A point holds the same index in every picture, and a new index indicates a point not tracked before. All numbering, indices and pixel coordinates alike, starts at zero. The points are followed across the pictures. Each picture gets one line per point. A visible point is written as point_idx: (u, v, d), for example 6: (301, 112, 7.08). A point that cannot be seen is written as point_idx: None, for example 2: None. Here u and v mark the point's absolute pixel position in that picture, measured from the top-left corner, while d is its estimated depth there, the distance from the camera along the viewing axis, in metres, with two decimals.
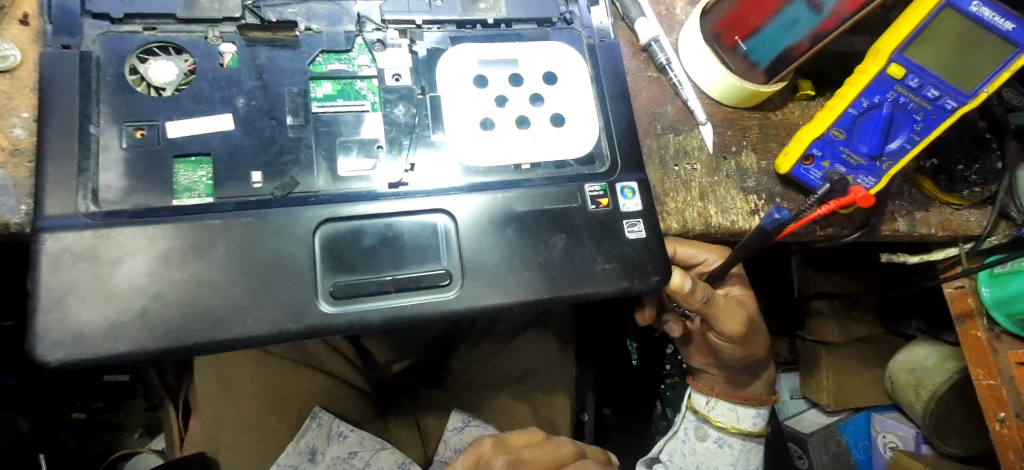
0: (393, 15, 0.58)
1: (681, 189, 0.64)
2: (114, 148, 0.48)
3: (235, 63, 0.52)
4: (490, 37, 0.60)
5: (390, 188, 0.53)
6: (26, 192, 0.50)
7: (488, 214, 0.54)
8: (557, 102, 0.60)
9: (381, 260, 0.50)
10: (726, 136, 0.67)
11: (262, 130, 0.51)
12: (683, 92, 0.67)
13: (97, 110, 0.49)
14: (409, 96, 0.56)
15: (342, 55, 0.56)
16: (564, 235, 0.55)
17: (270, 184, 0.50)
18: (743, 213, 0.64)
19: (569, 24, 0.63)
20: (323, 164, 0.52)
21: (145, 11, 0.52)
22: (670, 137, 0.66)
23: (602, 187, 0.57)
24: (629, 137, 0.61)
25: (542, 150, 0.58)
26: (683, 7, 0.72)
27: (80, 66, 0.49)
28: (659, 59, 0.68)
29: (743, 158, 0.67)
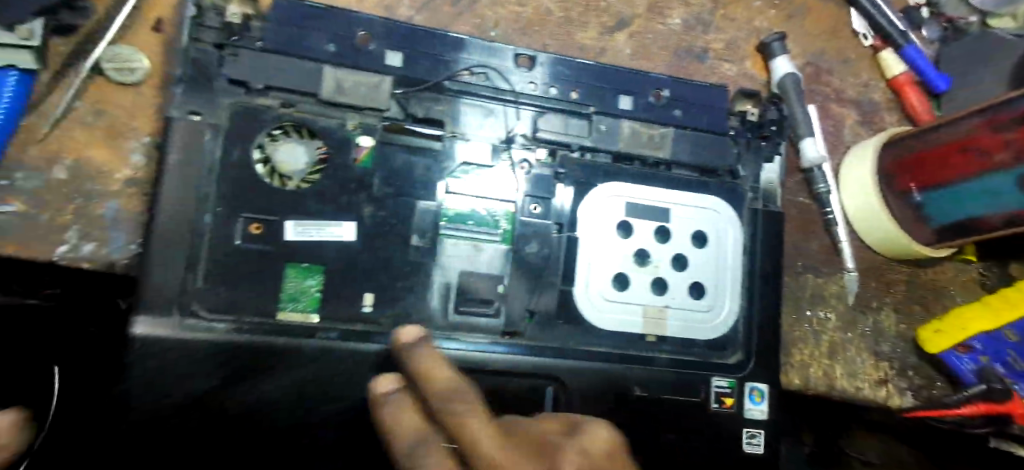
0: (547, 133, 0.50)
1: (811, 341, 0.57)
2: (229, 241, 0.42)
3: (369, 161, 0.46)
4: (646, 178, 0.51)
5: (503, 336, 0.47)
6: (138, 230, 0.44)
7: (603, 394, 0.47)
8: (700, 269, 0.51)
9: None
10: (869, 289, 0.61)
11: (386, 244, 0.46)
12: (837, 232, 0.60)
13: (214, 191, 0.42)
14: (544, 234, 0.49)
15: (483, 169, 0.49)
16: (673, 434, 0.47)
17: (381, 310, 0.45)
18: (869, 382, 0.58)
19: (735, 178, 0.53)
20: (441, 298, 0.46)
21: (286, 84, 0.44)
22: (810, 278, 0.59)
23: (729, 383, 0.50)
24: (771, 283, 0.53)
25: (675, 324, 0.50)
26: (853, 126, 0.64)
27: (207, 142, 0.42)
28: (818, 187, 0.59)
29: (882, 317, 0.60)
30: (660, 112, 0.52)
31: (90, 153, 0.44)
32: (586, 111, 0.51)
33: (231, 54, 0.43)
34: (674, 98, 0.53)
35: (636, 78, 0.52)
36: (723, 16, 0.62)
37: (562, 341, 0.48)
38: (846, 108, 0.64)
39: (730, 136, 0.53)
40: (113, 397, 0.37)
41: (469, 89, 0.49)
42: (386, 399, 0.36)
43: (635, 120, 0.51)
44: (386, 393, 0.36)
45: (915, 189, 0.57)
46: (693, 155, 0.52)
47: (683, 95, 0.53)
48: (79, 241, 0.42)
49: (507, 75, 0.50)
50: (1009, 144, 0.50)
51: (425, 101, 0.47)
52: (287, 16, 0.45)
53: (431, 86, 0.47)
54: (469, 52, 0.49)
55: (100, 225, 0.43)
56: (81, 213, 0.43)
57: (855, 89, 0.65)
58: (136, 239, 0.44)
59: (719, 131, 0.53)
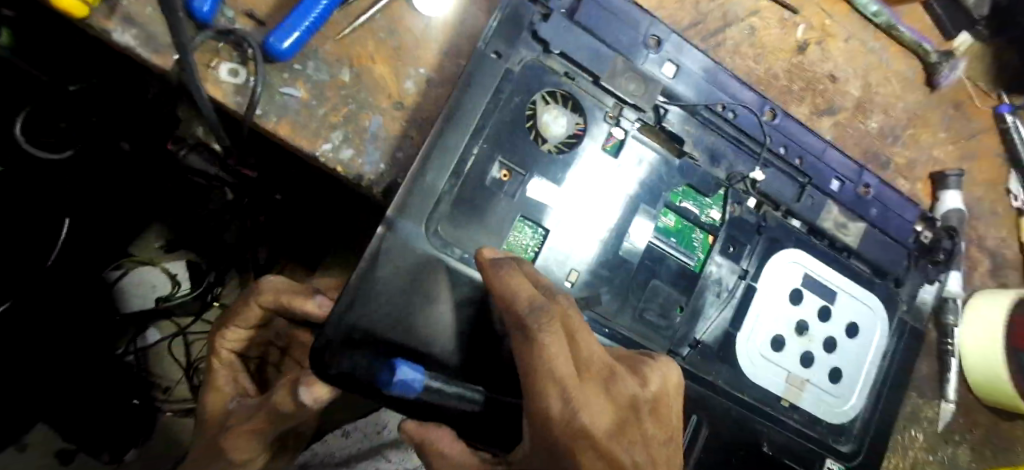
0: (767, 189, 0.53)
1: (897, 452, 0.62)
2: (481, 181, 0.43)
3: (613, 151, 0.48)
4: (830, 260, 0.55)
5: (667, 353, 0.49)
6: (394, 150, 0.44)
7: (738, 441, 0.51)
8: (844, 355, 0.55)
9: None
10: (956, 423, 0.65)
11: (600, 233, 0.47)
12: (949, 361, 0.63)
13: (486, 130, 0.43)
14: (730, 275, 0.52)
15: (699, 197, 0.51)
16: None
17: (580, 291, 0.46)
18: None
19: (897, 285, 0.58)
20: (627, 299, 0.48)
21: (577, 58, 0.46)
22: (914, 397, 0.63)
23: (839, 469, 0.54)
24: (896, 387, 0.57)
25: (810, 396, 0.54)
26: (982, 273, 0.69)
27: (500, 83, 0.43)
28: (948, 319, 0.62)
29: (959, 451, 0.65)
30: (860, 205, 0.56)
31: (376, 67, 0.44)
32: (803, 181, 0.54)
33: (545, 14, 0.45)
34: (874, 197, 0.57)
35: (849, 168, 0.56)
36: (910, 136, 0.66)
37: (717, 378, 0.51)
38: (982, 255, 0.70)
39: (906, 248, 0.58)
40: (356, 283, 0.38)
41: (716, 122, 0.51)
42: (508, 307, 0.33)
43: (837, 203, 0.55)
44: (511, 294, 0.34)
45: None
46: (873, 254, 0.56)
47: (882, 197, 0.57)
48: (341, 143, 0.42)
49: (752, 121, 0.52)
50: None
51: (680, 119, 0.50)
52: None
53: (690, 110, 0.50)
54: (728, 89, 0.52)
55: (362, 136, 0.43)
56: (350, 119, 0.43)
57: (995, 241, 0.70)
58: (391, 159, 0.43)
59: (899, 240, 0.58)
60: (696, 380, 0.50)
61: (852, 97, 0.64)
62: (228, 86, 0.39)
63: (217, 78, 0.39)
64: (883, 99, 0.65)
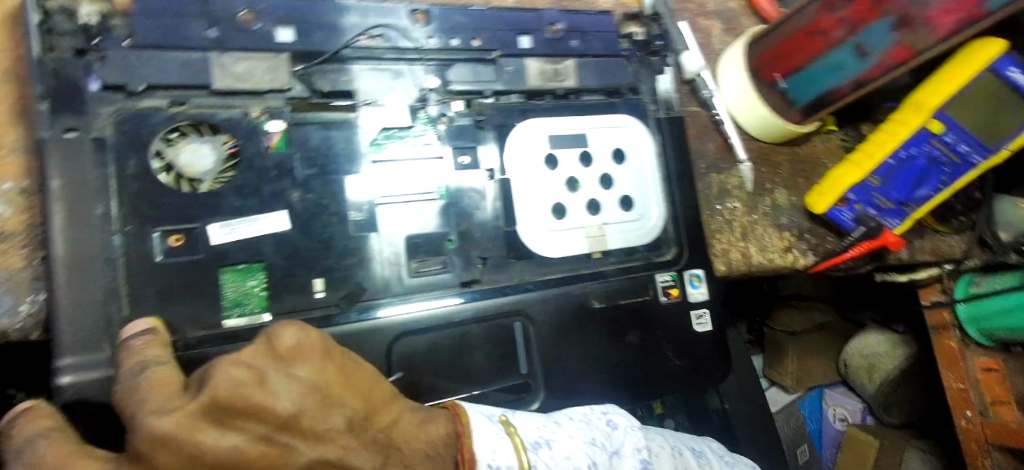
0: (461, 84, 0.51)
1: (726, 229, 0.65)
2: (150, 261, 0.38)
3: (284, 145, 0.44)
4: (562, 109, 0.55)
5: (462, 288, 0.48)
6: (27, 285, 0.37)
7: (568, 313, 0.50)
8: (624, 183, 0.56)
9: (463, 374, 0.46)
10: (762, 174, 0.69)
11: (320, 228, 0.44)
12: (724, 129, 0.67)
13: (117, 213, 0.38)
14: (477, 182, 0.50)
15: (403, 132, 0.48)
16: (637, 331, 0.53)
17: (334, 294, 0.43)
18: (778, 251, 0.67)
19: (636, 94, 0.59)
20: (390, 267, 0.46)
21: (170, 81, 0.41)
22: (714, 176, 0.66)
23: (672, 276, 0.56)
24: (682, 181, 0.59)
25: (617, 237, 0.54)
26: (719, 35, 0.70)
27: (98, 156, 0.38)
28: (703, 94, 0.65)
29: (777, 195, 0.69)
30: (559, 45, 0.55)
31: None
32: (492, 56, 0.52)
33: (96, 57, 0.39)
34: (569, 29, 0.56)
35: (527, 16, 0.55)
36: None
37: (523, 278, 0.50)
38: (711, 20, 0.70)
39: (624, 56, 0.59)
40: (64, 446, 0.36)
41: (368, 52, 0.48)
42: (23, 447, 0.28)
43: (535, 56, 0.54)
44: (28, 439, 0.28)
45: (778, 77, 0.64)
46: (595, 80, 0.56)
47: (576, 24, 0.57)
48: None
49: (403, 32, 0.50)
50: (844, 20, 0.60)
51: (330, 74, 0.46)
52: (153, 8, 0.41)
53: (334, 55, 0.46)
54: (362, 15, 0.48)
55: None
56: None
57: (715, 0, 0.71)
58: (31, 294, 0.37)
59: (612, 52, 0.58)
60: (502, 291, 0.49)
61: None
62: None
63: None
64: None
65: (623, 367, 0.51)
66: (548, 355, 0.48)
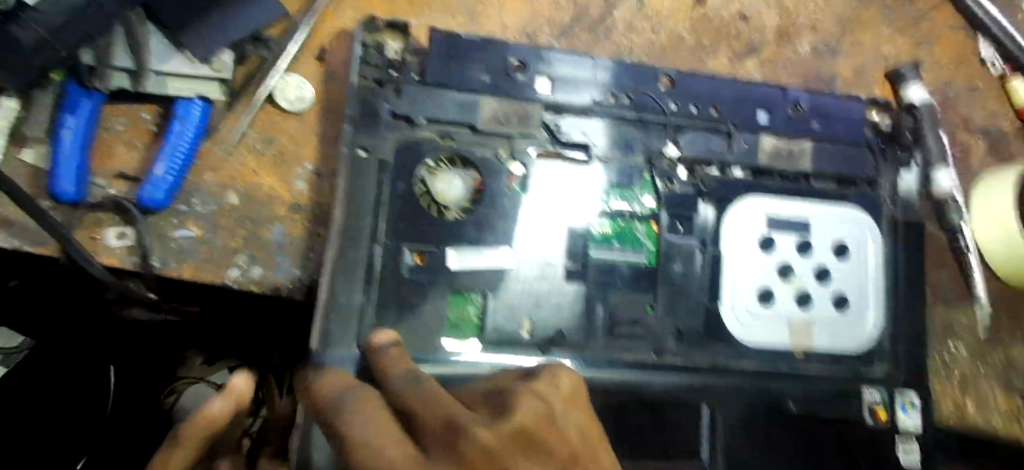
0: (692, 150, 0.51)
1: (943, 374, 0.57)
2: (394, 272, 0.42)
3: (522, 188, 0.46)
4: (788, 192, 0.52)
5: (654, 355, 0.47)
6: (301, 255, 0.43)
7: (752, 404, 0.48)
8: (843, 282, 0.52)
9: (645, 444, 0.44)
10: (1003, 324, 0.59)
11: (537, 273, 0.46)
12: (968, 265, 0.57)
13: (380, 222, 0.42)
14: (690, 253, 0.49)
15: (626, 191, 0.49)
16: (830, 445, 0.49)
17: (537, 336, 0.45)
18: (1003, 420, 0.57)
19: (872, 188, 0.54)
20: (591, 318, 0.46)
21: (442, 115, 0.45)
22: (940, 311, 0.58)
23: (882, 396, 0.50)
24: (911, 314, 0.53)
25: (824, 338, 0.50)
26: (982, 157, 0.62)
27: (378, 175, 0.42)
28: (953, 221, 0.57)
29: (1015, 352, 0.58)
30: (798, 126, 0.53)
31: (261, 180, 0.43)
32: (727, 130, 0.51)
33: (392, 88, 0.44)
34: (810, 112, 0.54)
35: (772, 93, 0.53)
36: (850, 43, 0.62)
37: (715, 359, 0.48)
38: (975, 137, 0.62)
39: (867, 146, 0.55)
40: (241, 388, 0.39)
41: (614, 110, 0.49)
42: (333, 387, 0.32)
43: (772, 134, 0.52)
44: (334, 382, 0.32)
45: None
46: (829, 164, 0.53)
47: (819, 107, 0.54)
48: (249, 265, 0.42)
49: (649, 96, 0.50)
50: None
51: (573, 126, 0.48)
52: (445, 49, 0.45)
53: (586, 105, 0.49)
54: (615, 70, 0.50)
55: (266, 250, 0.42)
56: (251, 239, 0.42)
57: (985, 118, 0.62)
58: (302, 265, 0.43)
59: (855, 142, 0.54)
60: (690, 365, 0.48)
61: (771, 28, 0.60)
62: (120, 250, 0.40)
63: (109, 247, 0.40)
64: (807, 18, 0.61)
65: None
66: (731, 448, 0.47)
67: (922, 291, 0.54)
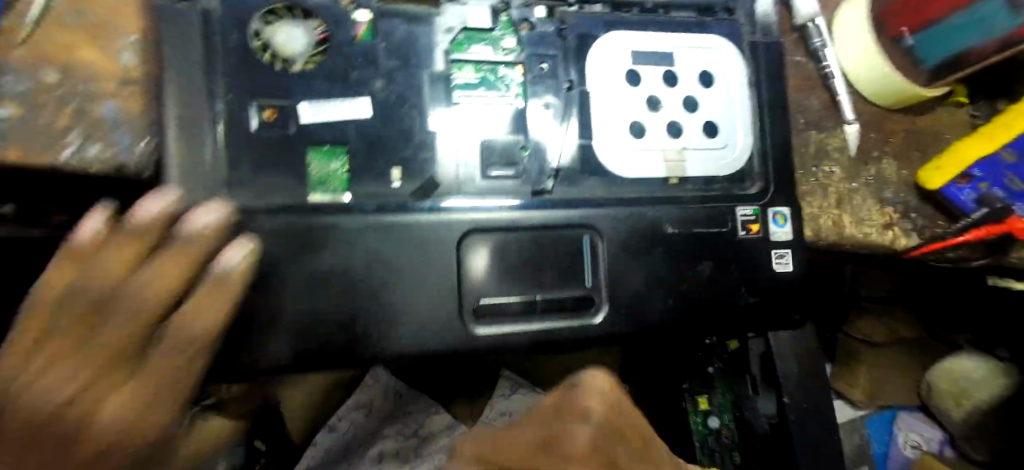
0: None
1: (819, 194, 0.59)
2: (242, 124, 0.41)
3: (370, 35, 0.45)
4: (646, 23, 0.52)
5: (533, 195, 0.48)
6: (141, 129, 0.42)
7: (639, 231, 0.49)
8: (711, 109, 0.53)
9: (525, 279, 0.46)
10: (870, 138, 0.62)
11: (398, 118, 0.45)
12: (834, 85, 0.61)
13: (215, 76, 0.41)
14: (555, 88, 0.49)
15: (486, 35, 0.48)
16: (711, 262, 0.50)
17: (410, 184, 0.44)
18: (876, 226, 0.60)
19: (731, 14, 0.55)
20: (462, 162, 0.46)
21: None
22: (813, 133, 0.60)
23: (753, 211, 0.52)
24: (779, 131, 0.55)
25: (697, 164, 0.52)
26: None
27: (202, 28, 0.41)
28: (813, 44, 0.61)
29: (884, 165, 0.62)
30: None
31: (80, 55, 0.41)
32: None
33: None
34: None
35: None
36: None
37: (593, 193, 0.49)
38: None
39: None
40: None
41: None
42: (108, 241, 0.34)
43: None
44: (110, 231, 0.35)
45: (906, 32, 0.58)
46: None
47: None
48: (83, 143, 0.40)
49: None
50: None
51: None
52: None
53: None
54: None
55: (102, 128, 0.41)
56: (79, 116, 0.40)
57: None
58: (141, 137, 0.42)
59: None
60: (570, 201, 0.48)
61: None
62: None
63: None
64: None
65: (695, 304, 0.50)
66: (616, 272, 0.48)
67: (786, 108, 0.56)
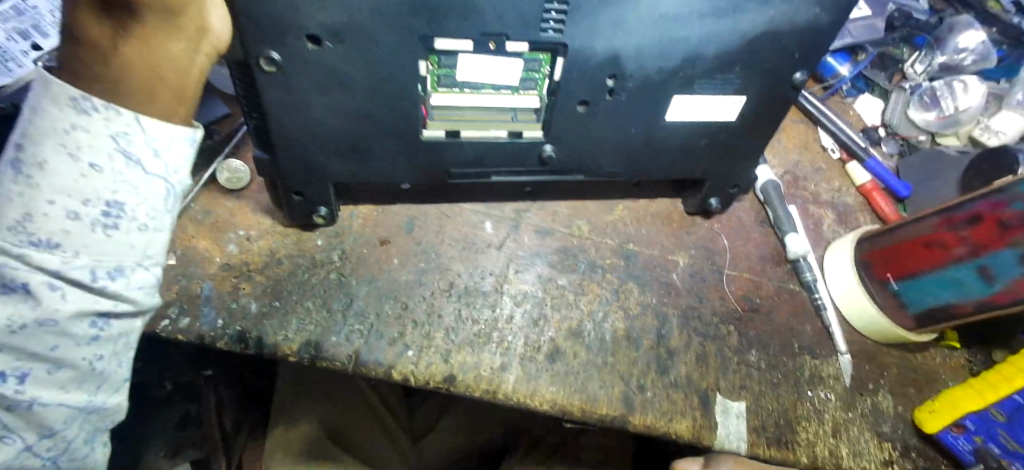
0: None
1: (814, 419, 0.62)
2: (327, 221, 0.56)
3: None
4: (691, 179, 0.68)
5: (582, 336, 0.62)
6: (225, 306, 0.52)
7: (687, 349, 0.64)
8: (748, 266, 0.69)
9: (588, 383, 0.60)
10: (864, 370, 0.66)
11: (450, 290, 0.60)
12: (825, 315, 0.67)
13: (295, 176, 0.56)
14: (619, 238, 0.69)
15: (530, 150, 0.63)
16: (747, 395, 0.62)
17: (476, 321, 0.59)
18: (875, 462, 0.61)
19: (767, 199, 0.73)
20: (526, 302, 0.62)
21: None
22: (807, 358, 0.65)
23: (812, 370, 0.65)
24: (760, 346, 0.65)
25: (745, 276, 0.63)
26: (831, 224, 0.74)
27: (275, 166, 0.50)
28: (805, 276, 0.69)
29: (879, 398, 0.64)
30: None
31: (199, 244, 0.55)
32: None
33: None
34: None
35: None
36: None
37: (645, 322, 0.64)
38: (824, 209, 0.75)
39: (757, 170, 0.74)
40: None
41: None
42: None
43: None
44: None
45: (891, 277, 0.65)
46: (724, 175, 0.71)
47: None
48: (178, 316, 0.50)
49: None
50: (965, 239, 0.60)
51: None
52: None
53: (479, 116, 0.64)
54: None
55: (196, 303, 0.51)
56: (183, 293, 0.52)
57: (830, 193, 0.76)
58: (223, 313, 0.51)
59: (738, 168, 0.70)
60: (644, 307, 0.65)
61: None
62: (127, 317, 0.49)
63: None
64: None
65: (703, 413, 0.60)
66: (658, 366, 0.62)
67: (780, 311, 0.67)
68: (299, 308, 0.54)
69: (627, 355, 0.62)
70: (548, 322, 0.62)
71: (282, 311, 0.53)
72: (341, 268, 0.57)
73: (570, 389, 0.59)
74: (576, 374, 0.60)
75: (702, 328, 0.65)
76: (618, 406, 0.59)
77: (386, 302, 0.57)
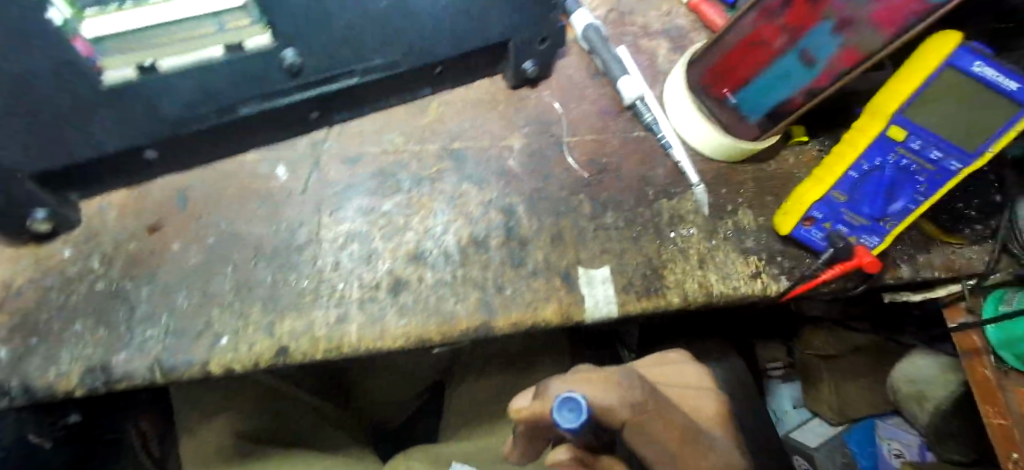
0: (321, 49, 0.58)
1: (680, 258, 0.61)
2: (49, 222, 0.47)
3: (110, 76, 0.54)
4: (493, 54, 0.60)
5: (424, 255, 0.56)
6: None
7: (540, 231, 0.59)
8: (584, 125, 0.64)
9: (440, 303, 0.55)
10: (721, 194, 0.64)
11: (254, 255, 0.52)
12: (673, 152, 0.63)
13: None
14: (442, 137, 0.61)
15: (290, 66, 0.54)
16: (609, 259, 0.59)
17: (296, 279, 0.52)
18: (743, 279, 0.61)
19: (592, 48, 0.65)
20: (352, 243, 0.55)
21: None
22: (664, 202, 0.62)
23: (668, 213, 0.62)
24: (613, 206, 0.61)
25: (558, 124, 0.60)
26: (666, 54, 0.68)
27: None
28: (645, 118, 0.64)
29: (740, 217, 0.63)
30: None
31: None
32: None
33: None
34: None
35: None
36: None
37: (489, 219, 0.59)
38: (656, 39, 0.69)
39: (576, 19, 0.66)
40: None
41: None
42: None
43: None
44: None
45: (728, 91, 0.61)
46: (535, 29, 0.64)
47: None
48: None
49: None
50: (783, 29, 0.55)
51: None
52: None
53: None
54: None
55: None
56: None
57: (660, 21, 0.69)
58: None
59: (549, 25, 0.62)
60: (486, 202, 0.59)
61: None
62: None
63: None
64: None
65: (568, 290, 0.57)
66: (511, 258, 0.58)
67: (626, 163, 0.63)
68: (70, 337, 0.46)
69: (478, 260, 0.57)
70: (382, 256, 0.55)
71: (46, 346, 0.46)
72: (109, 276, 0.49)
73: (421, 312, 0.54)
74: (426, 298, 0.54)
75: (552, 206, 0.60)
76: (477, 313, 0.55)
77: (178, 294, 0.49)
